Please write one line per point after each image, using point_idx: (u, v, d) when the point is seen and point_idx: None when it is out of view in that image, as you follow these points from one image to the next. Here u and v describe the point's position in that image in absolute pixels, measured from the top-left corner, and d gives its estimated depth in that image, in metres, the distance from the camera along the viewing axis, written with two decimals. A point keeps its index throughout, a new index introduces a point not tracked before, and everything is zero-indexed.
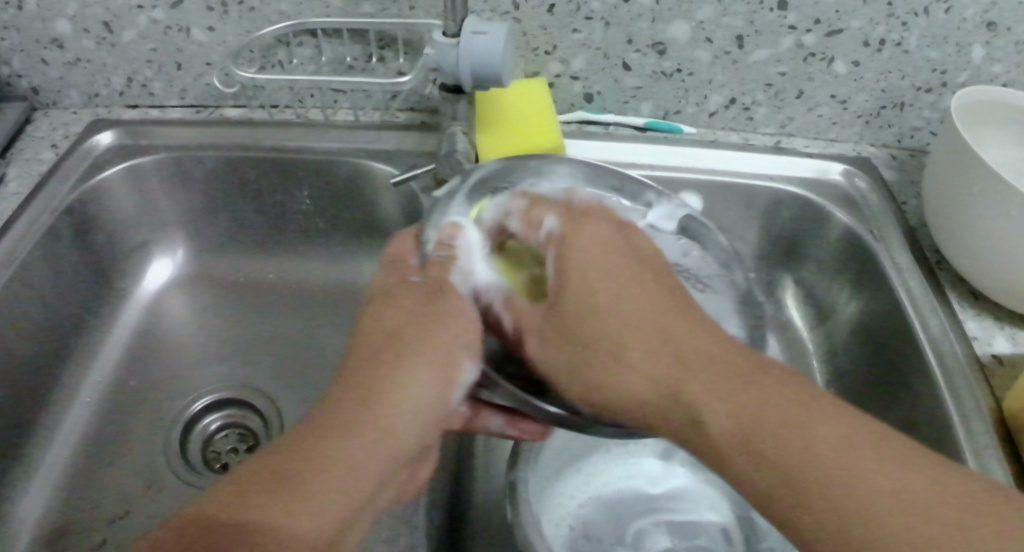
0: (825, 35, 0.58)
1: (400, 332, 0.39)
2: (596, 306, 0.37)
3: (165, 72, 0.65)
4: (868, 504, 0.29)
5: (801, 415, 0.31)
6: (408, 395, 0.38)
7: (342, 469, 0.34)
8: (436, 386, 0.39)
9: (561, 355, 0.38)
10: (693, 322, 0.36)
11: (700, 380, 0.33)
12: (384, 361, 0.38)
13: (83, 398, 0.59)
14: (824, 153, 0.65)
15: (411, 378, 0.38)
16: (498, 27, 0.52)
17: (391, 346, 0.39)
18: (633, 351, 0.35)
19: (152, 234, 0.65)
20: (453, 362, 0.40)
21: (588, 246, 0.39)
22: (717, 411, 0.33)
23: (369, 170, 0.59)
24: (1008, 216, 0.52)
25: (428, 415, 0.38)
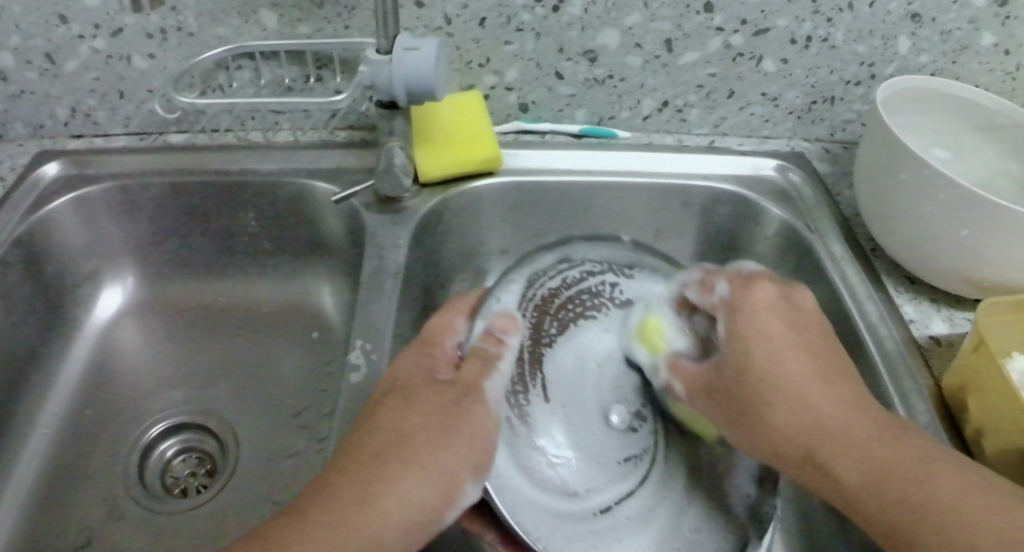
0: (751, 35, 0.60)
1: (411, 430, 0.41)
2: (782, 386, 0.42)
3: (109, 101, 0.65)
4: (897, 463, 0.39)
5: (884, 459, 0.39)
6: (404, 502, 0.39)
7: (334, 549, 0.36)
8: (446, 479, 0.40)
9: (720, 412, 0.44)
10: (835, 390, 0.42)
11: (834, 450, 0.40)
12: (389, 466, 0.39)
13: (41, 429, 0.60)
14: (758, 150, 0.66)
15: (411, 474, 0.39)
16: (430, 42, 0.53)
17: (404, 444, 0.40)
18: (818, 403, 0.41)
19: (103, 262, 0.66)
20: (457, 483, 0.40)
21: (761, 317, 0.44)
22: (847, 463, 0.40)
23: (311, 190, 0.60)
24: (937, 202, 0.54)
25: (416, 527, 0.39)
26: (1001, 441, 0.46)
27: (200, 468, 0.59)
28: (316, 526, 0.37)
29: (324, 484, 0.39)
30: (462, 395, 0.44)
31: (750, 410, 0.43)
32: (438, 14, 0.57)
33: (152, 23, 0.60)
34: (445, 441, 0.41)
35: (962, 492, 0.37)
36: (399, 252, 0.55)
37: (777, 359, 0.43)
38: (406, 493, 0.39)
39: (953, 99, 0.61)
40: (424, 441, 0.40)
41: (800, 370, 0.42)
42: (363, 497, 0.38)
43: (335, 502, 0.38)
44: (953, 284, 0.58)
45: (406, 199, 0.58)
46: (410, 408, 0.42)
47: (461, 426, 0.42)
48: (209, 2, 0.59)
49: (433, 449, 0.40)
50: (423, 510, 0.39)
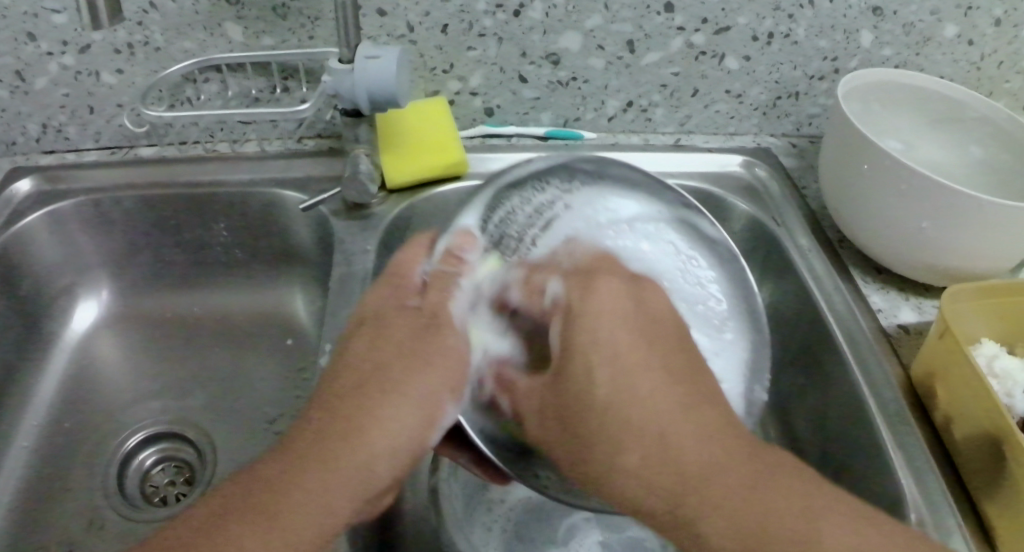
0: (713, 33, 0.60)
1: (384, 362, 0.38)
2: (598, 400, 0.34)
3: (79, 117, 0.66)
4: (746, 511, 0.31)
5: (699, 475, 0.32)
6: (382, 433, 0.36)
7: (305, 506, 0.35)
8: (424, 404, 0.37)
9: (559, 443, 0.36)
10: (700, 419, 0.33)
11: (666, 477, 0.32)
12: (361, 397, 0.37)
13: (20, 443, 0.60)
14: (724, 147, 0.67)
15: (389, 403, 0.36)
16: (392, 50, 0.53)
17: (375, 375, 0.37)
18: (629, 453, 0.33)
19: (78, 276, 0.66)
20: (437, 406, 0.37)
21: (605, 311, 0.36)
22: (636, 487, 0.33)
23: (281, 200, 0.61)
24: (899, 192, 0.55)
25: (402, 457, 0.37)
26: (967, 425, 0.46)
27: (178, 477, 0.59)
28: (301, 472, 0.35)
29: (303, 425, 0.37)
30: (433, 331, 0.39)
31: (590, 436, 0.34)
32: (401, 22, 0.58)
33: (120, 39, 0.61)
34: (420, 364, 0.38)
35: (746, 501, 0.32)
36: (368, 258, 0.56)
37: (595, 376, 0.34)
38: (388, 424, 0.36)
39: (913, 88, 0.62)
40: (398, 372, 0.37)
41: (634, 374, 0.34)
42: (338, 438, 0.36)
43: (314, 447, 0.36)
44: (919, 273, 0.58)
45: (375, 206, 0.59)
46: (378, 343, 0.39)
47: (426, 355, 0.38)
48: (175, 16, 0.59)
49: (408, 372, 0.37)
50: (402, 439, 0.36)
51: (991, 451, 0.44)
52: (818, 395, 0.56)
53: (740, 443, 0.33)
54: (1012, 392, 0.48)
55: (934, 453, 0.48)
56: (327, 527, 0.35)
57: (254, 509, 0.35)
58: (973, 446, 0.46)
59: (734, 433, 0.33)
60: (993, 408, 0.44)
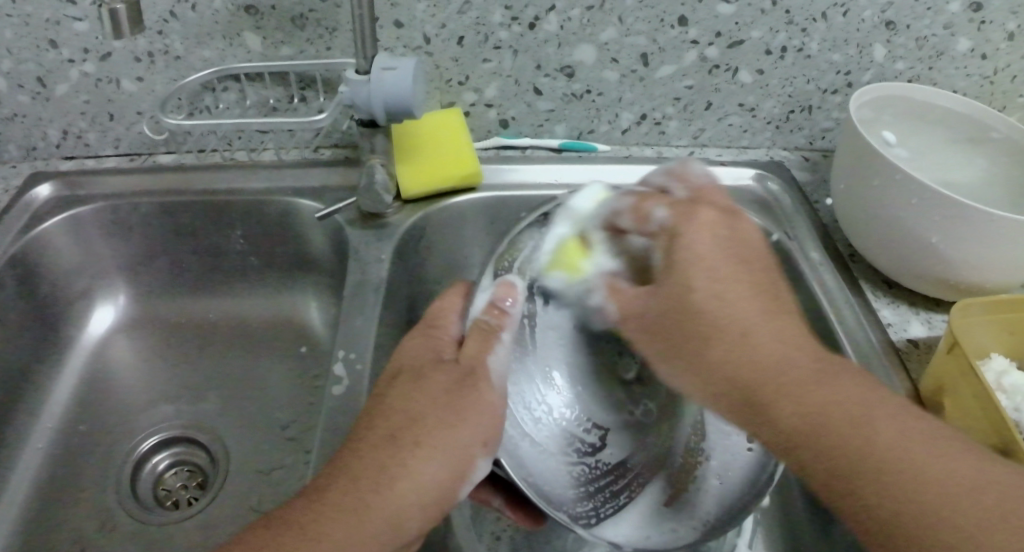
0: (726, 47, 0.61)
1: (418, 413, 0.40)
2: (744, 333, 0.39)
3: (99, 123, 0.67)
4: (871, 447, 0.36)
5: (837, 393, 0.37)
6: (416, 482, 0.39)
7: (343, 548, 0.37)
8: (463, 461, 0.40)
9: (719, 385, 0.39)
10: (825, 359, 0.39)
11: (790, 399, 0.38)
12: (400, 447, 0.39)
13: (36, 444, 0.61)
14: (736, 160, 0.67)
15: (424, 454, 0.39)
16: (407, 62, 0.54)
17: (415, 426, 0.40)
18: (757, 335, 0.39)
19: (96, 281, 0.67)
20: (467, 462, 0.40)
21: (698, 243, 0.41)
22: (783, 404, 0.38)
23: (297, 208, 0.62)
24: (910, 207, 0.55)
25: (429, 507, 0.39)
26: (975, 442, 0.46)
27: (191, 480, 0.60)
28: (329, 514, 0.37)
29: (338, 474, 0.39)
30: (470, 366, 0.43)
31: (701, 356, 0.39)
32: (418, 33, 0.58)
33: (140, 47, 0.62)
34: (452, 418, 0.40)
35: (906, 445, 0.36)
36: (382, 267, 0.56)
37: (700, 297, 0.40)
38: (422, 475, 0.39)
39: (915, 100, 0.63)
40: (433, 426, 0.40)
41: (772, 324, 0.39)
42: (375, 484, 0.38)
43: (347, 491, 0.38)
44: (931, 288, 0.59)
45: (389, 215, 0.60)
46: (412, 393, 0.41)
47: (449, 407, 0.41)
48: (195, 25, 0.60)
49: (440, 423, 0.40)
50: (433, 493, 0.39)
51: (999, 467, 0.44)
52: None
53: (820, 360, 0.39)
54: (1020, 409, 0.48)
55: None
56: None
57: (281, 542, 0.36)
58: None
59: (744, 335, 0.39)
60: (1004, 428, 0.44)
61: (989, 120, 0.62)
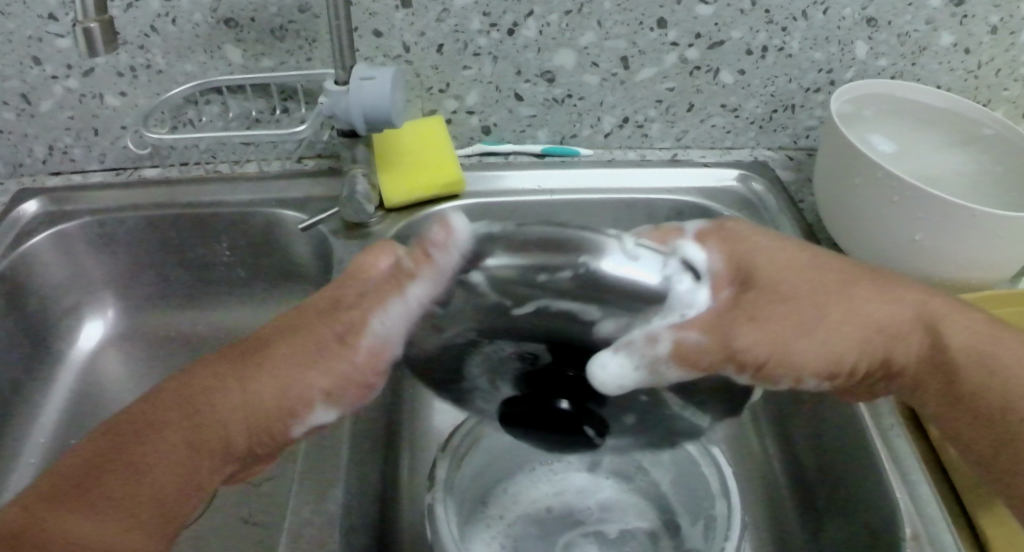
0: (707, 48, 0.61)
1: (272, 335, 0.43)
2: (849, 311, 0.42)
3: (85, 139, 0.67)
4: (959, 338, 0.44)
5: (847, 295, 0.43)
6: (253, 388, 0.41)
7: (179, 449, 0.39)
8: (323, 381, 0.42)
9: (766, 347, 0.40)
10: (870, 290, 0.44)
11: (949, 322, 0.45)
12: (248, 356, 0.42)
13: (27, 459, 0.61)
14: (720, 161, 0.67)
15: (270, 363, 0.42)
16: (386, 71, 0.54)
17: (264, 345, 0.43)
18: (810, 315, 0.42)
19: (84, 296, 0.67)
20: (314, 358, 0.42)
21: (754, 245, 0.44)
22: (952, 328, 0.44)
23: (281, 219, 0.62)
24: (892, 204, 0.55)
25: (265, 411, 0.41)
26: None
27: None
28: (170, 415, 0.40)
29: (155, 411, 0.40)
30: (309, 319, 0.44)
31: (785, 330, 0.41)
32: (397, 43, 0.58)
33: (122, 62, 0.62)
34: (301, 329, 0.43)
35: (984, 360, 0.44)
36: None
37: (760, 260, 0.43)
38: (259, 381, 0.41)
39: (894, 97, 0.63)
40: (272, 359, 0.42)
41: (797, 271, 0.43)
42: (201, 416, 0.40)
43: (190, 395, 0.41)
44: (917, 286, 0.58)
45: (373, 225, 0.59)
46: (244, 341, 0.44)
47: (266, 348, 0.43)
48: (176, 39, 0.60)
49: (294, 337, 0.43)
50: (274, 411, 0.41)
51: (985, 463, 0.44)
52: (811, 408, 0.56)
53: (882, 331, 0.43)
54: None
55: (934, 470, 0.48)
56: (171, 494, 0.38)
57: (126, 440, 0.39)
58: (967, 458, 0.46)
59: (871, 279, 0.45)
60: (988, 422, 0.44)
61: (970, 113, 0.62)
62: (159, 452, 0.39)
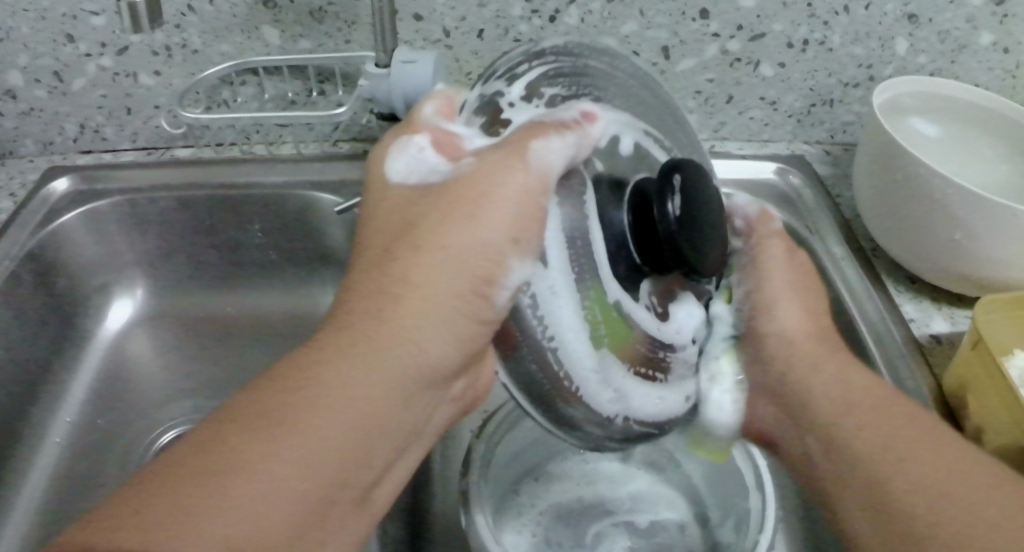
0: (747, 40, 0.60)
1: (417, 219, 0.36)
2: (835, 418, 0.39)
3: (116, 117, 0.66)
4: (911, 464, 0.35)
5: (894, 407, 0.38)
6: (421, 280, 0.34)
7: (337, 388, 0.32)
8: (480, 252, 0.34)
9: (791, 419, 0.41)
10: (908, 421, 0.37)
11: (868, 424, 0.38)
12: (396, 256, 0.35)
13: (54, 439, 0.60)
14: (757, 155, 0.66)
15: (421, 258, 0.35)
16: (428, 55, 0.54)
17: (412, 234, 0.36)
18: (827, 373, 0.41)
19: (112, 276, 0.67)
20: (478, 211, 0.34)
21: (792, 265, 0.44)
22: (873, 432, 0.37)
23: (315, 202, 0.62)
24: (933, 201, 0.55)
25: (445, 309, 0.34)
26: (1000, 436, 0.45)
27: None
28: (311, 356, 0.33)
29: (292, 379, 0.34)
30: (439, 196, 0.36)
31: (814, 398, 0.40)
32: (437, 27, 0.58)
33: (157, 41, 0.61)
34: (448, 213, 0.35)
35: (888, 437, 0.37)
36: None
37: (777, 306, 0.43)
38: (422, 275, 0.34)
39: (929, 92, 0.63)
40: (419, 246, 0.35)
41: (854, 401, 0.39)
42: (363, 335, 0.34)
43: (328, 336, 0.34)
44: (953, 284, 0.58)
45: None
46: (390, 248, 0.36)
47: (398, 262, 0.35)
48: (213, 19, 0.60)
49: (438, 223, 0.35)
50: (461, 294, 0.34)
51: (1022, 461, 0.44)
52: None
53: (882, 396, 0.39)
54: None
55: None
56: (355, 420, 0.32)
57: (274, 389, 0.32)
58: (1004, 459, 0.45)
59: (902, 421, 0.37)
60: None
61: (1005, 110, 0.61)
62: (323, 394, 0.32)
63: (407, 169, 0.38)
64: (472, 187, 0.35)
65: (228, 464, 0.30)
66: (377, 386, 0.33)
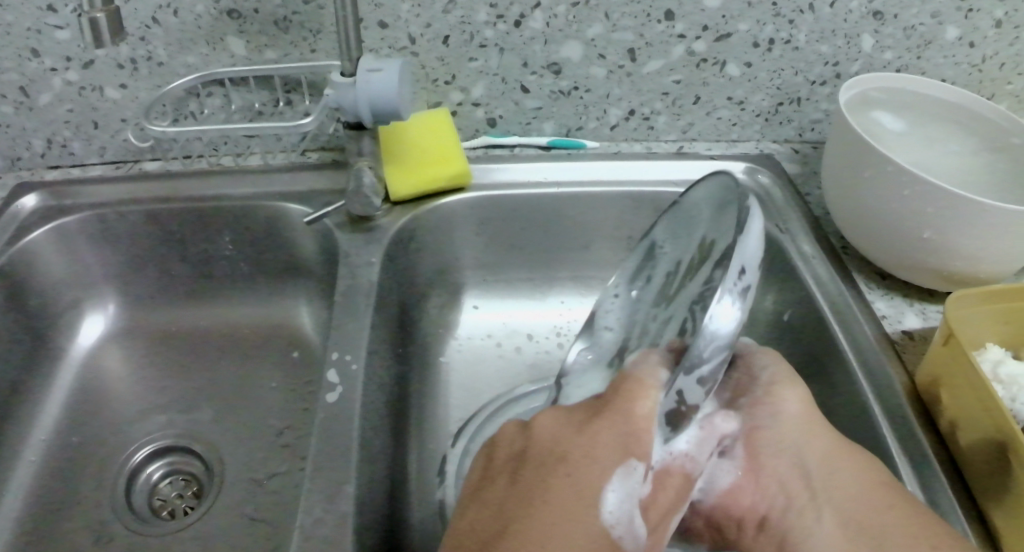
0: (714, 40, 0.60)
1: (552, 456, 0.35)
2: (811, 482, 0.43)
3: (84, 132, 0.66)
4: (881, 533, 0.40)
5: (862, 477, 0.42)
6: (542, 530, 0.32)
7: None
8: (589, 516, 0.33)
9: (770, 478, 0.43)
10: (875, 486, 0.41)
11: (839, 499, 0.42)
12: (516, 515, 0.34)
13: (28, 458, 0.60)
14: (726, 154, 0.67)
15: (552, 497, 0.34)
16: (393, 63, 0.53)
17: (552, 463, 0.35)
18: (807, 444, 0.44)
19: (84, 291, 0.66)
20: (590, 513, 0.33)
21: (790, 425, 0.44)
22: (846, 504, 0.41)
23: (283, 212, 0.61)
24: (902, 196, 0.55)
25: (566, 534, 0.33)
26: (974, 432, 0.46)
27: (186, 490, 0.59)
28: None
29: (524, 501, 0.34)
30: (577, 448, 0.35)
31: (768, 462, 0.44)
32: (403, 34, 0.58)
33: (123, 54, 0.61)
34: (587, 460, 0.34)
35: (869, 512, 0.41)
36: (372, 271, 0.56)
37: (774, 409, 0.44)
38: (555, 524, 0.33)
39: (890, 92, 0.64)
40: (539, 514, 0.33)
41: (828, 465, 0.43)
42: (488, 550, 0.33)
43: (532, 496, 0.34)
44: (922, 279, 0.58)
45: (379, 218, 0.59)
46: (531, 461, 0.36)
47: (579, 472, 0.34)
48: (178, 31, 0.60)
49: (571, 477, 0.34)
50: (574, 536, 0.32)
51: (997, 460, 0.44)
52: (826, 404, 0.56)
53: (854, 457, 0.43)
54: (1017, 398, 0.48)
55: (950, 468, 0.48)
56: None
57: None
58: (980, 457, 0.45)
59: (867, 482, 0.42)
60: (1001, 418, 0.43)
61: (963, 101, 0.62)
62: None
63: (620, 506, 0.34)
64: (605, 432, 0.35)
65: None
66: None
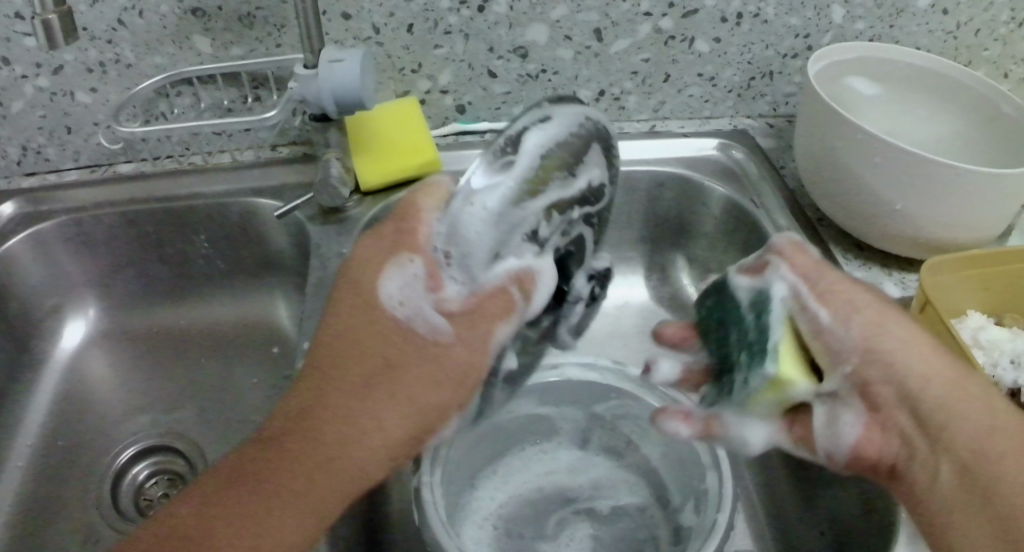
0: (680, 17, 0.60)
1: (401, 342, 0.37)
2: (927, 407, 0.37)
3: (57, 137, 0.66)
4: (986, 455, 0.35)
5: (963, 401, 0.37)
6: (361, 413, 0.36)
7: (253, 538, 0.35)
8: (426, 384, 0.37)
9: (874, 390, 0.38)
10: (979, 404, 0.36)
11: (960, 424, 0.36)
12: (363, 357, 0.37)
13: (14, 463, 0.60)
14: (699, 131, 0.66)
15: (402, 377, 0.37)
16: (355, 53, 0.53)
17: (386, 366, 0.37)
18: (923, 368, 0.37)
19: (64, 297, 0.66)
20: (410, 395, 0.37)
21: (887, 332, 0.39)
22: (970, 425, 0.36)
23: (256, 207, 0.62)
24: (873, 164, 0.54)
25: (395, 405, 0.37)
26: None
27: (172, 488, 0.59)
28: (292, 429, 0.37)
29: (361, 380, 0.37)
30: (415, 342, 0.37)
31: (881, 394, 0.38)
32: (366, 25, 0.58)
33: (91, 58, 0.61)
34: (420, 353, 0.37)
35: (984, 435, 0.35)
36: (343, 261, 0.55)
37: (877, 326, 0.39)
38: (386, 408, 0.36)
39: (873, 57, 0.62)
40: (380, 389, 0.36)
41: (955, 401, 0.37)
42: (339, 426, 0.37)
43: (362, 388, 0.37)
44: (903, 248, 0.57)
45: (350, 209, 0.59)
46: (355, 344, 0.37)
47: (403, 379, 0.37)
48: (144, 32, 0.60)
49: (392, 363, 0.37)
50: (401, 434, 0.37)
51: None
52: None
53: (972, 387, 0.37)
54: (996, 363, 0.48)
55: None
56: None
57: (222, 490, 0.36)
58: None
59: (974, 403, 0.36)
60: None
61: (948, 72, 0.61)
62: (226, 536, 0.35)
63: (404, 310, 0.37)
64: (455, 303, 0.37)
65: (251, 504, 0.36)
66: (302, 524, 0.36)
